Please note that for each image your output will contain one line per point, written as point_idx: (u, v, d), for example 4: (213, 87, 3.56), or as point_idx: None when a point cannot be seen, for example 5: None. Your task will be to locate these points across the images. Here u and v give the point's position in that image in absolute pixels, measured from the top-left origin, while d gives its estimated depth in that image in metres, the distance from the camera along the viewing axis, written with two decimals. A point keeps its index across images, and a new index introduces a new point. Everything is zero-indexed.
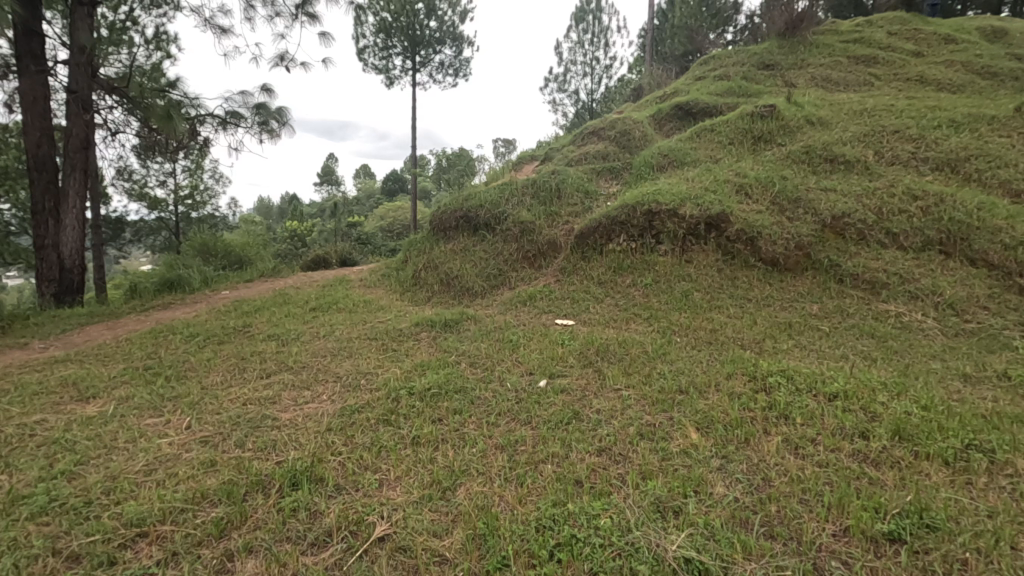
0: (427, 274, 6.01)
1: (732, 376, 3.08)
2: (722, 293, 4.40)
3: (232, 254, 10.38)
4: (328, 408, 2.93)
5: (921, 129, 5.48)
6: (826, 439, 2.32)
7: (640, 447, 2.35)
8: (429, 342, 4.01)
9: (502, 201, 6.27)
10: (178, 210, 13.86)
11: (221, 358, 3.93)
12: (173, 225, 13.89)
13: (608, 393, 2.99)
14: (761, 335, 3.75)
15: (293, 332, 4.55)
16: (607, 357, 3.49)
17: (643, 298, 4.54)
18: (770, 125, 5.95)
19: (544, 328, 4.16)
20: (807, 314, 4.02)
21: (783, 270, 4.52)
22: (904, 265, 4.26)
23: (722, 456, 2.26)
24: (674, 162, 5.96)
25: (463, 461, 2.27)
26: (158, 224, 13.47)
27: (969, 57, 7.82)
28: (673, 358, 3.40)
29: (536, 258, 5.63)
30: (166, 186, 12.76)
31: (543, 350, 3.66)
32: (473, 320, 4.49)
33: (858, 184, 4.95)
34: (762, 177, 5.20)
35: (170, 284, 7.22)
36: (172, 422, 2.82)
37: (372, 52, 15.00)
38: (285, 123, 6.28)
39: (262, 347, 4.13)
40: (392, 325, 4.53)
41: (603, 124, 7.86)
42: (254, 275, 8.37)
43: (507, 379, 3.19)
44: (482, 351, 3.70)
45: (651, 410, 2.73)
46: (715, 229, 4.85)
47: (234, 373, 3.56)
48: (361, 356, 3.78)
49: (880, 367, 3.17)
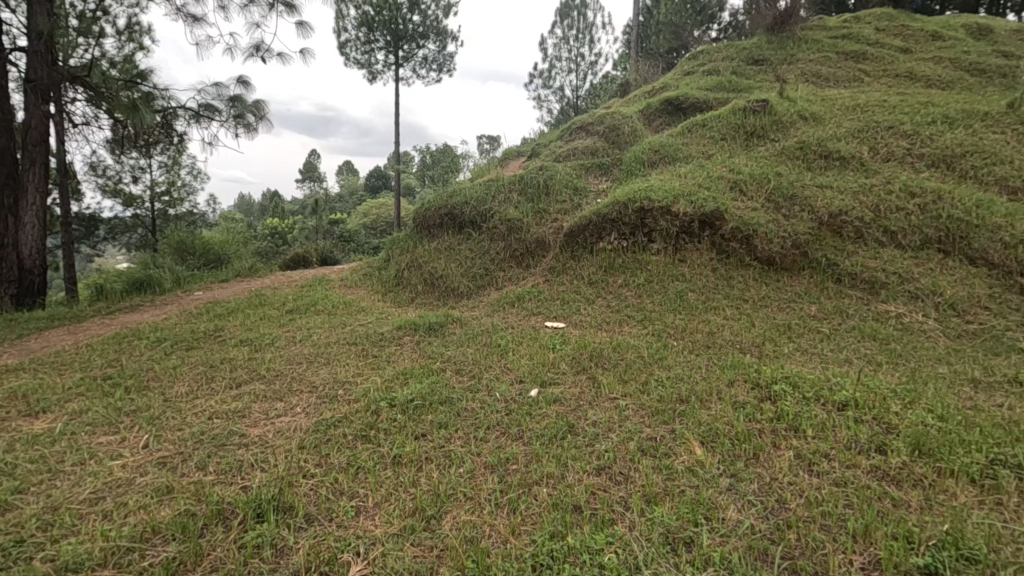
0: (411, 274, 5.78)
1: (733, 384, 2.92)
2: (718, 293, 4.24)
3: (210, 252, 10.02)
4: (302, 423, 2.70)
5: (915, 125, 5.38)
6: (841, 454, 2.16)
7: (641, 465, 2.17)
8: (412, 347, 3.79)
9: (488, 198, 6.04)
10: (154, 207, 13.44)
11: (188, 366, 3.66)
12: (149, 222, 13.44)
13: (605, 403, 2.80)
14: (760, 338, 3.60)
15: (267, 336, 4.29)
16: (601, 362, 3.30)
17: (636, 298, 4.37)
18: (763, 120, 5.81)
19: (533, 332, 3.96)
20: (806, 315, 3.88)
21: (780, 270, 4.37)
22: (903, 264, 4.14)
23: (731, 475, 2.09)
24: (666, 158, 5.79)
25: (448, 485, 2.07)
26: (134, 222, 13.03)
27: (956, 54, 7.79)
28: (670, 363, 3.23)
29: (524, 258, 5.42)
30: (142, 182, 12.34)
31: (533, 355, 3.47)
32: (458, 323, 4.27)
33: (855, 180, 4.82)
34: (757, 174, 5.05)
35: (140, 283, 6.87)
36: (128, 440, 2.56)
37: (354, 46, 14.67)
38: (263, 117, 6.01)
39: (233, 354, 3.86)
40: (374, 329, 4.29)
41: (591, 118, 7.67)
42: (230, 275, 8.06)
43: (496, 388, 2.98)
44: (469, 357, 3.48)
45: (651, 422, 2.55)
46: (708, 228, 4.69)
47: (201, 383, 3.30)
48: (341, 362, 3.55)
49: (886, 372, 3.03)
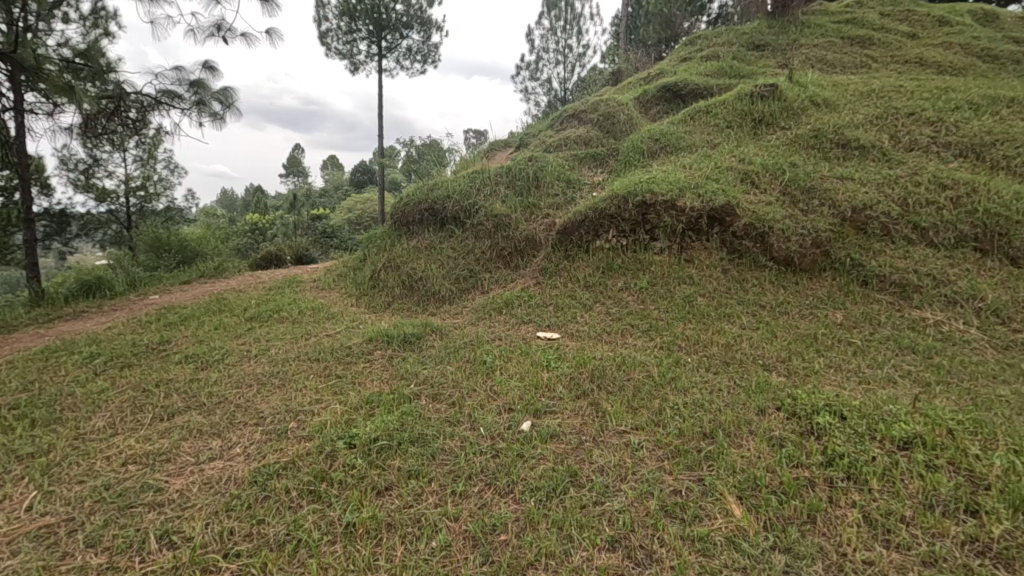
0: (387, 275, 5.23)
1: (764, 415, 2.44)
2: (731, 298, 3.77)
3: (186, 251, 9.38)
4: (236, 471, 2.16)
5: (938, 111, 4.93)
6: (922, 518, 1.69)
7: (667, 535, 1.69)
8: (384, 365, 3.26)
9: (473, 191, 5.50)
10: (129, 202, 12.74)
11: (116, 390, 3.09)
12: (124, 218, 12.74)
13: (613, 440, 2.30)
14: (786, 351, 3.13)
15: (217, 350, 3.73)
16: (605, 384, 2.80)
17: (638, 305, 3.88)
18: (772, 106, 5.34)
19: (523, 344, 3.45)
20: (832, 324, 3.42)
21: (798, 272, 3.92)
22: (937, 265, 3.70)
23: (784, 550, 1.61)
24: (667, 147, 5.31)
25: (417, 571, 1.57)
26: (107, 217, 12.34)
27: (966, 39, 7.36)
28: (686, 385, 2.74)
29: (513, 258, 4.91)
30: (115, 177, 11.64)
31: (523, 375, 2.96)
32: (438, 333, 3.75)
33: (877, 171, 4.36)
34: (769, 164, 4.58)
35: (90, 285, 6.24)
36: (10, 500, 2.01)
37: (335, 36, 14.00)
38: (231, 105, 5.41)
39: (173, 374, 3.30)
40: (342, 341, 3.75)
41: (584, 106, 7.14)
42: (196, 275, 7.46)
43: (480, 420, 2.46)
44: (449, 378, 2.96)
45: (671, 468, 2.06)
46: (718, 224, 4.20)
47: (124, 415, 2.74)
48: (298, 385, 3.00)
49: (940, 395, 2.58)
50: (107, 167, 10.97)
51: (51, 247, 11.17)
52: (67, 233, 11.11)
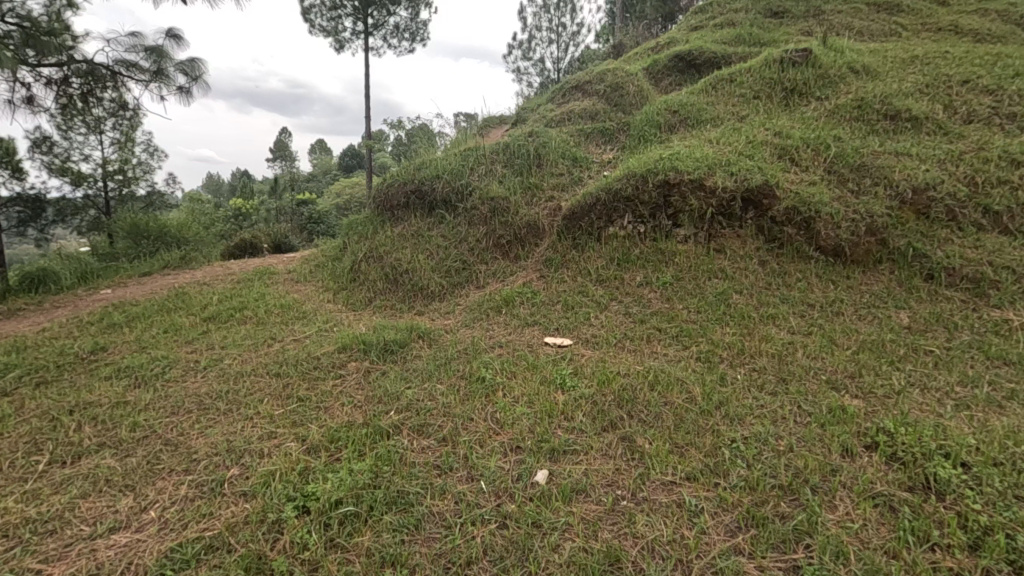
0: (368, 266, 4.58)
1: (852, 458, 1.86)
2: (772, 296, 3.18)
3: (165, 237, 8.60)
4: (141, 552, 1.55)
5: (995, 79, 4.34)
6: None
7: None
8: (359, 381, 2.65)
9: (466, 170, 4.85)
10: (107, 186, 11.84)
11: (18, 419, 2.44)
12: (102, 203, 11.79)
13: (659, 498, 1.71)
14: (853, 362, 2.54)
15: (159, 360, 3.08)
16: (638, 411, 2.20)
17: (663, 303, 3.28)
18: (805, 73, 4.72)
19: (528, 354, 2.84)
20: (901, 327, 2.85)
21: (849, 264, 3.33)
22: (1016, 255, 3.13)
23: None
24: (687, 120, 4.69)
25: None
26: (85, 202, 11.27)
27: (1002, 5, 6.72)
28: (745, 414, 2.14)
29: (512, 246, 4.29)
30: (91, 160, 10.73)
31: (534, 398, 2.35)
32: (426, 340, 3.12)
33: (936, 146, 3.78)
34: (810, 138, 3.98)
35: (34, 279, 5.51)
36: None
37: (319, 12, 13.08)
38: (197, 78, 4.70)
39: (96, 395, 2.64)
40: (310, 348, 3.12)
41: (588, 76, 6.46)
42: (160, 265, 6.72)
43: (479, 467, 1.86)
44: (439, 401, 2.36)
45: (751, 548, 1.48)
46: (754, 207, 3.60)
47: (14, 457, 2.10)
48: (246, 412, 2.37)
49: None
50: (81, 150, 10.18)
51: (27, 235, 9.75)
52: (43, 219, 9.72)
